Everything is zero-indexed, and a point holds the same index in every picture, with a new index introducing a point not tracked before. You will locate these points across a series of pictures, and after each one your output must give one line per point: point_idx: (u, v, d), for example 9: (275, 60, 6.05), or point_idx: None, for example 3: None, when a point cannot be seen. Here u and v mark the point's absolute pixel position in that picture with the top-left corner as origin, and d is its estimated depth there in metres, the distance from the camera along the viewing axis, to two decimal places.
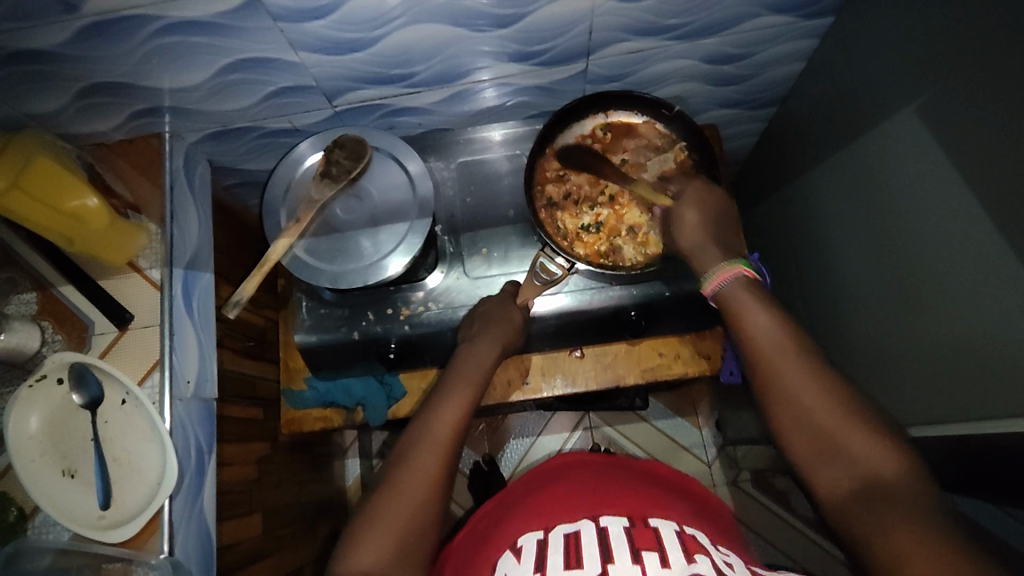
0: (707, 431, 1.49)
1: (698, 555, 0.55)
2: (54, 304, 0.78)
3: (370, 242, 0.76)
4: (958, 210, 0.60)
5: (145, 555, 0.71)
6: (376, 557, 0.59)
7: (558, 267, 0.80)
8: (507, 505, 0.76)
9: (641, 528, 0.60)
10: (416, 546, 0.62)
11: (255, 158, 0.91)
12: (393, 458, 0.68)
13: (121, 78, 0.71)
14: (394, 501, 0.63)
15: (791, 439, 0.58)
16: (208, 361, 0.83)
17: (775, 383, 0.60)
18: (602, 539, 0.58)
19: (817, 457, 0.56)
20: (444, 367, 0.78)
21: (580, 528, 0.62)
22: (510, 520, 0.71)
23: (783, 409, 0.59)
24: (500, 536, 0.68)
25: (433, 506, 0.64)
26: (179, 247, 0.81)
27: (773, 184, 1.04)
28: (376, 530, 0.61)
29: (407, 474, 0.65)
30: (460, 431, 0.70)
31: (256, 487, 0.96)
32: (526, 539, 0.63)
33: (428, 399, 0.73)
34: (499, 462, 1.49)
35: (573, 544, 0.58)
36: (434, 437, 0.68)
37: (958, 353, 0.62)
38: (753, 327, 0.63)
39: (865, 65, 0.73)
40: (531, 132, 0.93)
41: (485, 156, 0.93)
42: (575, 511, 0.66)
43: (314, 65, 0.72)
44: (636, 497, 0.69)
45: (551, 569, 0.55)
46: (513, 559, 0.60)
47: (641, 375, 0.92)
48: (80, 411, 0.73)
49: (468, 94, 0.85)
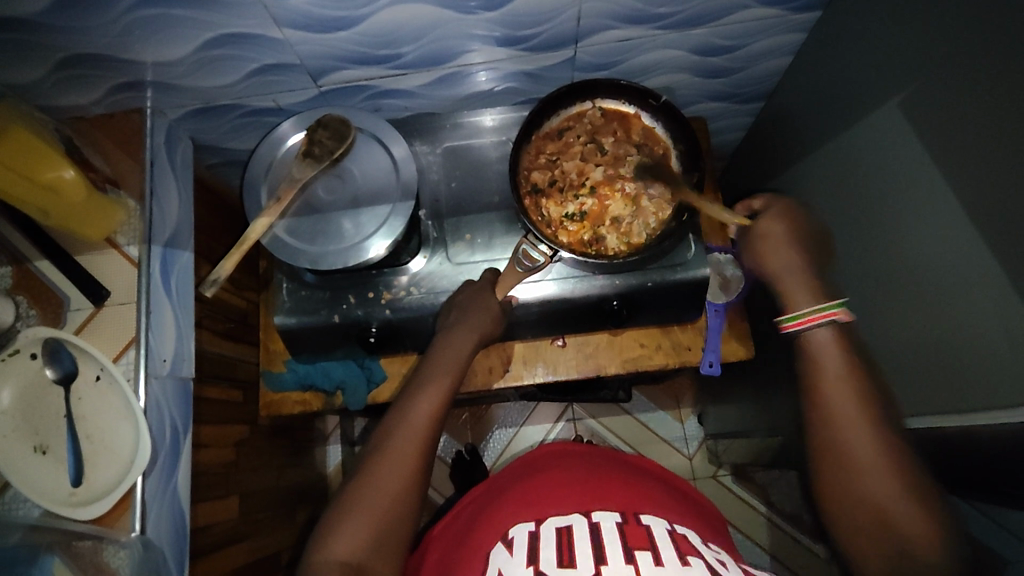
0: (689, 425, 1.50)
1: (692, 557, 0.55)
2: (29, 279, 0.76)
3: (351, 224, 0.75)
4: (938, 205, 0.60)
5: (115, 533, 0.71)
6: (352, 547, 0.59)
7: (541, 254, 0.78)
8: (493, 493, 0.75)
9: (633, 525, 0.60)
10: (397, 532, 0.62)
11: (238, 138, 0.90)
12: (372, 446, 0.67)
13: (103, 50, 0.70)
14: (375, 491, 0.63)
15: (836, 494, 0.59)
16: (185, 340, 0.82)
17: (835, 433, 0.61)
18: (595, 536, 0.58)
19: (854, 513, 0.58)
20: (423, 355, 0.78)
21: (572, 522, 0.61)
22: (497, 507, 0.70)
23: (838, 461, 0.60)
24: (486, 522, 0.67)
25: (412, 493, 0.64)
26: (158, 224, 0.80)
27: (758, 178, 1.04)
28: (354, 518, 0.61)
29: (389, 463, 0.64)
30: (437, 420, 0.70)
31: (234, 469, 0.95)
32: (517, 530, 0.62)
33: (406, 389, 0.73)
34: (482, 452, 1.49)
35: (566, 538, 0.58)
36: (413, 426, 0.67)
37: (933, 347, 0.63)
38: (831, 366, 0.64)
39: (851, 60, 0.73)
40: (520, 118, 0.93)
41: (472, 142, 0.92)
42: (565, 503, 0.66)
43: (299, 43, 0.71)
44: (622, 488, 0.69)
45: (543, 563, 0.54)
46: (504, 550, 0.59)
47: (621, 365, 0.93)
48: (52, 387, 0.72)
49: (456, 78, 0.84)
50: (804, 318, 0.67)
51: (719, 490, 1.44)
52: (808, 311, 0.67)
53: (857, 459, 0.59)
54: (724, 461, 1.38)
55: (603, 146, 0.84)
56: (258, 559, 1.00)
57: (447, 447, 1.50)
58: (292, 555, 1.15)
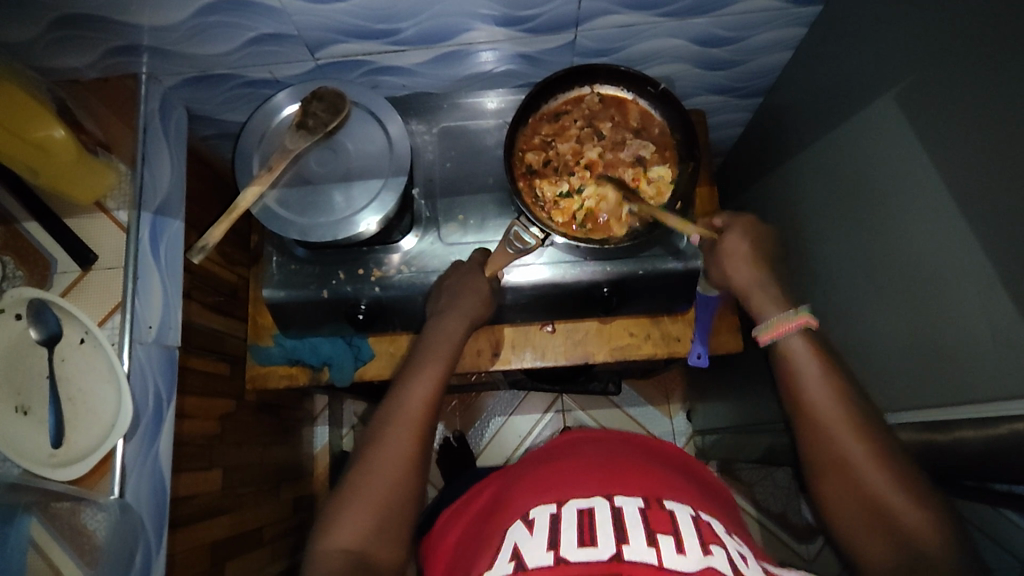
0: (678, 420, 1.50)
1: (714, 545, 0.55)
2: (17, 239, 0.75)
3: (342, 197, 0.75)
4: (931, 200, 0.60)
5: (94, 495, 0.72)
6: (354, 534, 0.59)
7: (533, 237, 0.78)
8: (511, 475, 0.74)
9: (656, 509, 0.59)
10: (398, 517, 0.62)
11: (233, 109, 0.90)
12: (371, 432, 0.67)
13: (97, 10, 0.69)
14: (374, 477, 0.63)
15: (842, 515, 0.57)
16: (172, 309, 0.81)
17: (825, 448, 0.59)
18: (616, 519, 0.57)
19: (863, 528, 0.55)
20: (415, 340, 0.78)
21: (594, 504, 0.60)
22: (517, 490, 0.68)
23: (834, 478, 0.58)
24: (505, 505, 0.66)
25: (411, 478, 0.64)
26: (148, 190, 0.80)
27: (754, 174, 1.04)
28: (356, 507, 0.61)
29: (385, 449, 0.65)
30: (433, 406, 0.69)
31: (218, 442, 0.95)
32: (538, 512, 0.61)
33: (402, 371, 0.73)
34: (470, 439, 1.49)
35: (588, 519, 0.57)
36: (407, 411, 0.67)
37: (923, 345, 0.63)
38: (809, 390, 0.61)
39: (850, 54, 0.72)
40: (518, 102, 0.92)
41: (469, 123, 0.92)
42: (585, 485, 0.64)
43: (296, 13, 0.71)
44: (637, 473, 0.67)
45: (565, 547, 0.54)
46: (523, 529, 0.59)
47: (609, 353, 0.93)
48: (36, 349, 0.72)
49: (455, 57, 0.84)
50: (777, 327, 0.66)
51: None
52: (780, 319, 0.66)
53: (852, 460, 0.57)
54: (711, 457, 1.38)
55: (601, 129, 0.84)
56: (239, 533, 1.00)
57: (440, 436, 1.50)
58: (274, 533, 1.14)
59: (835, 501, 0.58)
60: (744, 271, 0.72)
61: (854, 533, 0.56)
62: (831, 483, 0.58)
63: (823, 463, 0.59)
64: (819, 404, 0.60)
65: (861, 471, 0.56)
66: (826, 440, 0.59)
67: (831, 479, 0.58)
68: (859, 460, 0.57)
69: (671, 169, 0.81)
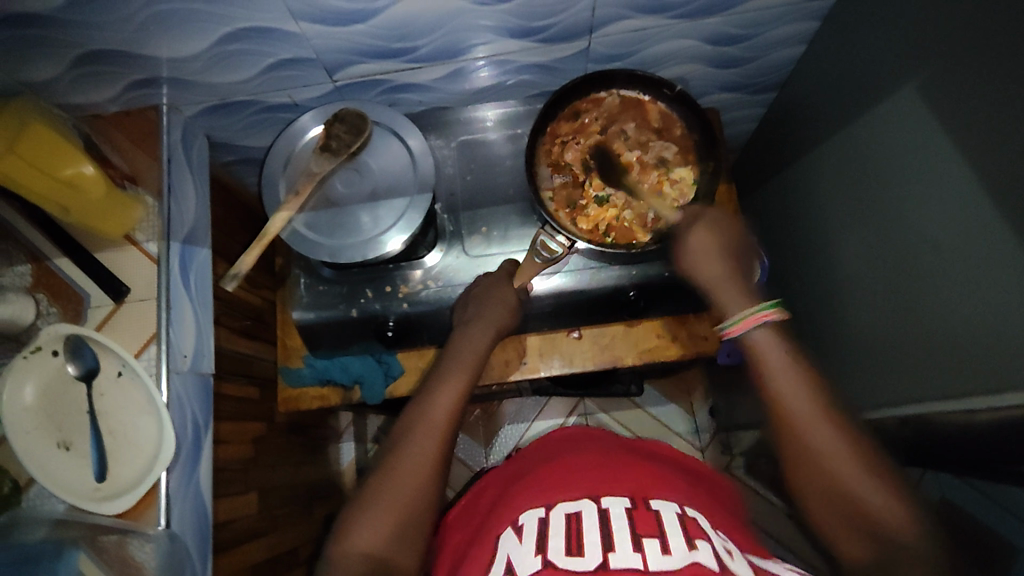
0: (700, 417, 1.49)
1: (699, 540, 0.54)
2: (49, 277, 0.77)
3: (369, 217, 0.75)
4: (961, 188, 0.60)
5: (142, 526, 0.73)
6: (373, 540, 0.59)
7: (559, 246, 0.77)
8: (511, 480, 0.75)
9: (643, 511, 0.59)
10: (416, 521, 0.62)
11: (253, 134, 0.90)
12: (394, 440, 0.67)
13: (119, 45, 0.70)
14: (397, 484, 0.63)
15: (813, 503, 0.59)
16: (204, 336, 0.82)
17: (797, 443, 0.60)
18: (603, 522, 0.57)
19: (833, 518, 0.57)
20: (441, 351, 0.78)
21: (582, 509, 0.60)
22: (513, 496, 0.69)
23: (805, 470, 0.59)
24: (501, 510, 0.67)
25: (431, 485, 0.64)
26: (176, 221, 0.81)
27: (770, 169, 1.04)
28: (372, 509, 0.61)
29: (408, 455, 0.65)
30: (457, 417, 0.69)
31: (253, 465, 0.96)
32: (527, 516, 0.61)
33: (426, 382, 0.73)
34: (493, 448, 1.50)
35: (575, 525, 0.57)
36: (430, 419, 0.67)
37: (959, 331, 0.62)
38: (777, 385, 0.62)
39: (868, 46, 0.72)
40: (530, 112, 0.93)
41: (484, 137, 0.92)
42: (578, 488, 0.65)
43: (315, 37, 0.71)
44: (634, 475, 0.68)
45: (552, 553, 0.53)
46: (513, 537, 0.59)
47: (638, 357, 0.92)
48: (75, 384, 0.73)
49: (466, 73, 0.85)
50: (744, 320, 0.66)
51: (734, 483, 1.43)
52: (745, 314, 0.66)
53: (829, 458, 0.58)
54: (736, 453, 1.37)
55: (623, 132, 0.83)
56: (277, 554, 1.01)
57: (468, 450, 1.49)
58: (309, 552, 1.15)
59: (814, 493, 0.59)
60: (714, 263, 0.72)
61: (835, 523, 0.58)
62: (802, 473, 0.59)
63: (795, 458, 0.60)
64: (785, 395, 0.61)
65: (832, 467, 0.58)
66: (799, 434, 0.60)
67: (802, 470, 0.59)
68: (832, 453, 0.58)
69: (693, 170, 0.82)
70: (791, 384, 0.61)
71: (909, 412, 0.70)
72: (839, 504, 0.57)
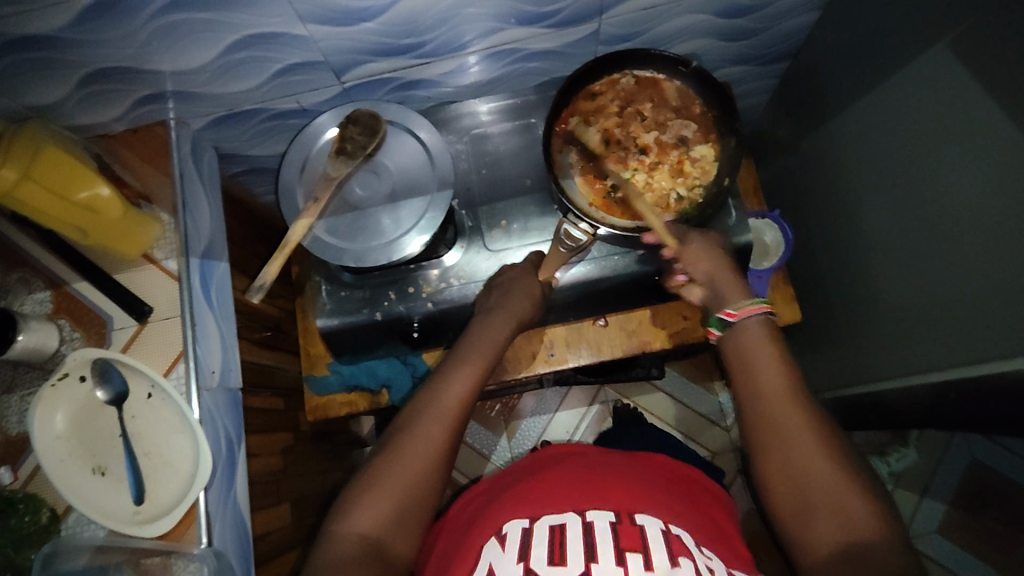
0: (724, 396, 1.46)
1: (682, 558, 0.55)
2: (70, 302, 0.76)
3: (390, 219, 0.74)
4: (998, 148, 0.58)
5: (184, 547, 0.71)
6: (373, 520, 0.58)
7: (584, 233, 0.77)
8: (497, 488, 0.73)
9: (628, 524, 0.59)
10: (419, 504, 0.60)
11: (262, 142, 0.89)
12: (398, 423, 0.65)
13: (122, 62, 0.68)
14: (403, 465, 0.60)
15: (776, 490, 0.59)
16: (229, 351, 0.82)
17: (776, 430, 0.60)
18: (587, 534, 0.57)
19: (795, 508, 0.57)
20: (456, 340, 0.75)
21: (565, 521, 0.60)
22: (498, 504, 0.68)
23: (775, 455, 0.59)
24: (482, 520, 0.66)
25: (439, 471, 0.62)
26: (194, 236, 0.79)
27: (787, 141, 1.02)
28: (374, 491, 0.59)
29: (416, 439, 0.62)
30: (471, 402, 0.67)
31: (283, 476, 0.95)
32: (511, 526, 0.61)
33: (438, 370, 0.70)
34: (514, 443, 1.46)
35: (558, 536, 0.57)
36: (444, 405, 0.65)
37: (1002, 293, 0.60)
38: (762, 375, 0.63)
39: (890, 7, 0.70)
40: (526, 102, 0.91)
41: (482, 132, 0.91)
42: (559, 502, 0.64)
43: (323, 38, 0.70)
44: (619, 484, 0.67)
45: (535, 561, 0.54)
46: (496, 545, 0.59)
47: (665, 340, 0.91)
48: (105, 408, 0.72)
49: (458, 72, 0.83)
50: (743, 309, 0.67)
51: None
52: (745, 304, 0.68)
53: (798, 442, 0.58)
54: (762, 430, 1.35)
55: (638, 114, 0.82)
56: None
57: (489, 445, 1.47)
58: None
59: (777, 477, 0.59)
60: (716, 261, 0.73)
61: (793, 511, 0.57)
62: (773, 455, 0.59)
63: (767, 441, 0.60)
64: (771, 382, 0.62)
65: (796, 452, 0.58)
66: (772, 414, 0.60)
67: (776, 454, 0.59)
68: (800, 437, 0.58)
69: (715, 146, 0.80)
70: (772, 371, 0.63)
71: (950, 378, 0.68)
72: (795, 484, 0.57)
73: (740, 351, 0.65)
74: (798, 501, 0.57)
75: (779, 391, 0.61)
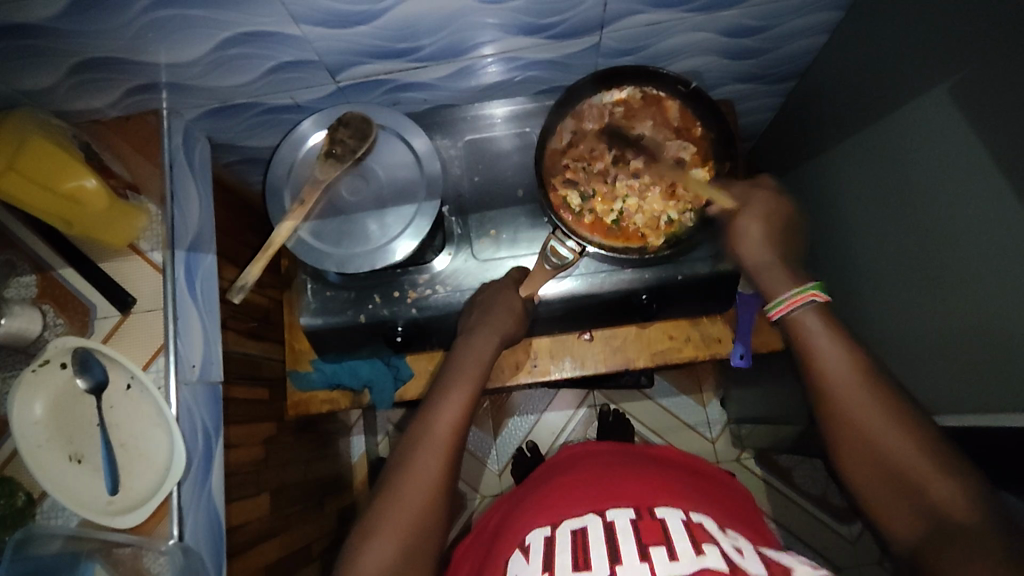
0: (711, 408, 1.46)
1: (706, 544, 0.54)
2: (54, 287, 0.76)
3: (377, 225, 0.74)
4: (990, 197, 0.57)
5: (155, 541, 0.72)
6: (381, 564, 0.57)
7: (570, 251, 0.76)
8: (514, 502, 0.75)
9: (649, 519, 0.58)
10: (423, 540, 0.60)
11: (255, 135, 0.88)
12: (399, 457, 0.64)
13: (115, 53, 0.68)
14: (404, 503, 0.60)
15: (856, 473, 0.55)
16: (211, 345, 0.82)
17: (841, 415, 0.56)
18: (609, 534, 0.57)
19: (881, 492, 0.53)
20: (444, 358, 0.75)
21: (586, 522, 0.60)
22: (520, 516, 0.68)
23: (847, 439, 0.55)
24: (508, 534, 0.66)
25: (440, 502, 0.62)
26: (181, 228, 0.79)
27: (788, 162, 1.00)
28: (384, 533, 0.58)
29: (414, 476, 0.62)
30: (463, 428, 0.67)
31: (265, 466, 0.96)
32: (533, 536, 0.61)
33: (431, 394, 0.70)
34: (500, 441, 1.47)
35: (582, 541, 0.57)
36: (436, 434, 0.64)
37: (986, 343, 0.59)
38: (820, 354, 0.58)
39: (896, 40, 0.69)
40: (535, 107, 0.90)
41: (479, 136, 0.90)
42: (585, 504, 0.64)
43: (317, 39, 0.69)
44: (642, 487, 0.67)
45: (559, 570, 0.53)
46: (521, 558, 0.58)
47: (649, 358, 0.91)
48: (84, 397, 0.72)
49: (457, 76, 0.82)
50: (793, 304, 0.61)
51: (745, 474, 1.42)
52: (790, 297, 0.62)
53: (865, 423, 0.54)
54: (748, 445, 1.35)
55: (634, 133, 0.81)
56: (293, 553, 1.01)
57: (476, 441, 1.47)
58: (322, 547, 1.15)
59: (864, 476, 0.54)
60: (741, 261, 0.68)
61: (880, 498, 0.53)
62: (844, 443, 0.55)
63: (836, 427, 0.56)
64: (831, 370, 0.57)
65: (922, 482, 0.51)
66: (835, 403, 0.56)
67: (843, 434, 0.55)
68: (871, 424, 0.54)
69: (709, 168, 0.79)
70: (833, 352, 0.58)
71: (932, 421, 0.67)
72: (877, 468, 0.53)
73: (804, 339, 0.60)
74: (882, 484, 0.53)
75: (839, 374, 0.56)
